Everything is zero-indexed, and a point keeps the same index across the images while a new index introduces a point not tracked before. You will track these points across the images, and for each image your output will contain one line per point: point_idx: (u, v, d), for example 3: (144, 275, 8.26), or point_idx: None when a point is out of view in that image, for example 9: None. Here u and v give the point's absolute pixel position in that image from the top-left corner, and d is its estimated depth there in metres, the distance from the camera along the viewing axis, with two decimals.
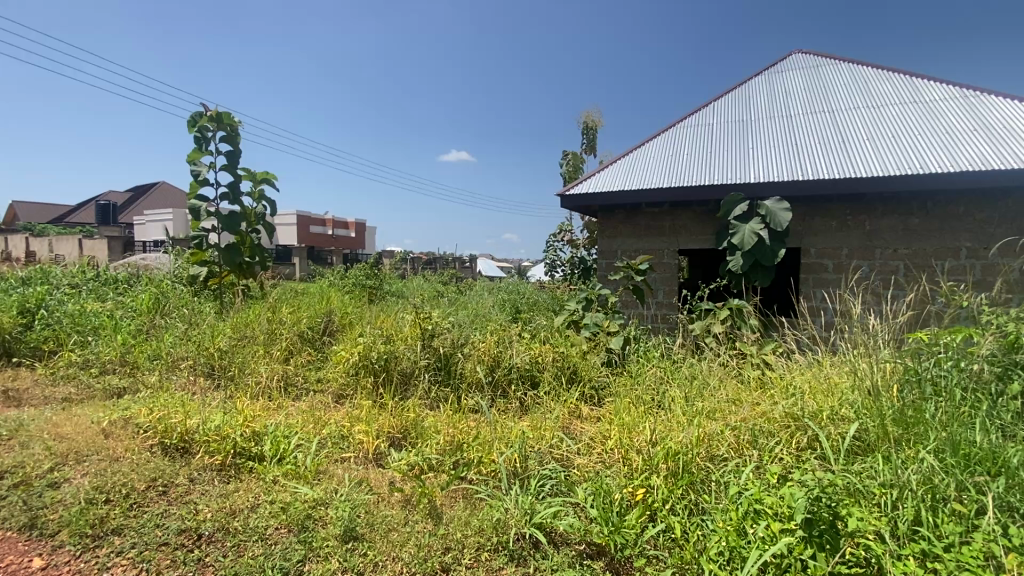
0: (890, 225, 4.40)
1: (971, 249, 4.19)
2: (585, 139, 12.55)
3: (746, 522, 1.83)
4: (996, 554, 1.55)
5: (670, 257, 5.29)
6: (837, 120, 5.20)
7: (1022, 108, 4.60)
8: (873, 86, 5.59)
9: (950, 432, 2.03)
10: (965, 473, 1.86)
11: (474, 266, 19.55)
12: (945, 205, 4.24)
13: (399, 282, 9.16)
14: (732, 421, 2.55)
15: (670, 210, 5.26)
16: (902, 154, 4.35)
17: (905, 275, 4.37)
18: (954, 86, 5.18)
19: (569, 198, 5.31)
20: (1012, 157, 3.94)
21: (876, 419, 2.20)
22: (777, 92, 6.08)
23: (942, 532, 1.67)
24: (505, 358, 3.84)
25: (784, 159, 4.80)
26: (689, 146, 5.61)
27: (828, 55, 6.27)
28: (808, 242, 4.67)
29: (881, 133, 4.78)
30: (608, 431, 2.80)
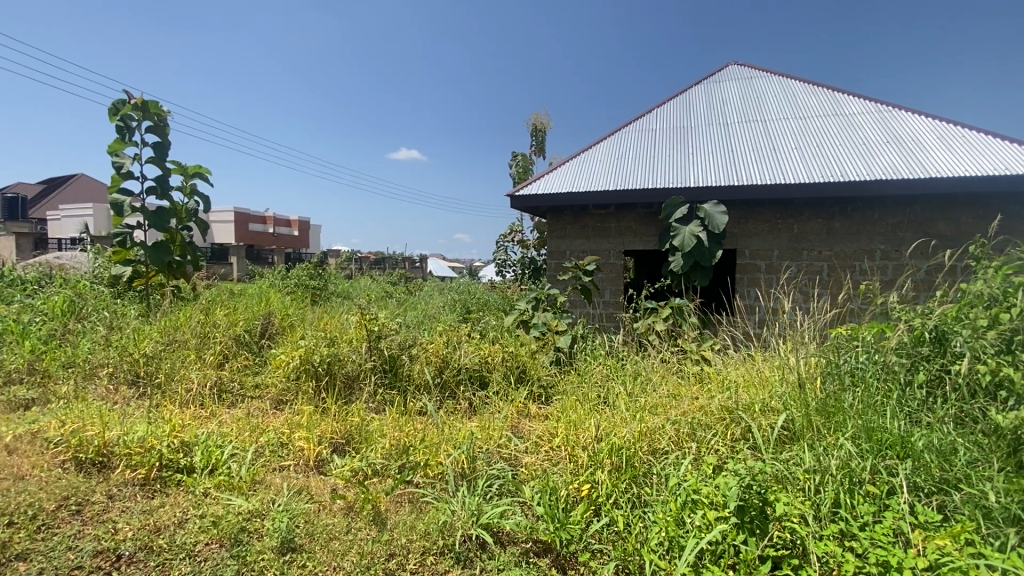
0: (815, 228, 4.72)
1: (884, 251, 4.56)
2: (535, 140, 12.68)
3: (684, 512, 1.91)
4: (904, 531, 1.71)
5: (617, 257, 5.43)
6: (769, 129, 5.52)
7: (926, 123, 5.07)
8: (800, 99, 5.98)
9: (865, 419, 2.19)
10: (878, 457, 2.02)
11: (424, 266, 19.29)
12: (862, 210, 4.60)
13: (344, 282, 8.87)
14: (673, 415, 2.66)
15: (616, 212, 5.41)
16: (826, 163, 4.67)
17: (828, 275, 4.70)
18: (869, 101, 5.63)
19: (519, 199, 5.33)
20: (920, 168, 4.32)
21: (802, 409, 2.36)
22: (715, 100, 6.38)
23: (858, 513, 1.81)
24: (454, 358, 3.81)
25: (722, 165, 5.04)
26: (634, 150, 5.79)
27: (761, 68, 6.66)
28: (743, 244, 4.93)
29: (807, 142, 5.12)
30: (555, 429, 2.83)
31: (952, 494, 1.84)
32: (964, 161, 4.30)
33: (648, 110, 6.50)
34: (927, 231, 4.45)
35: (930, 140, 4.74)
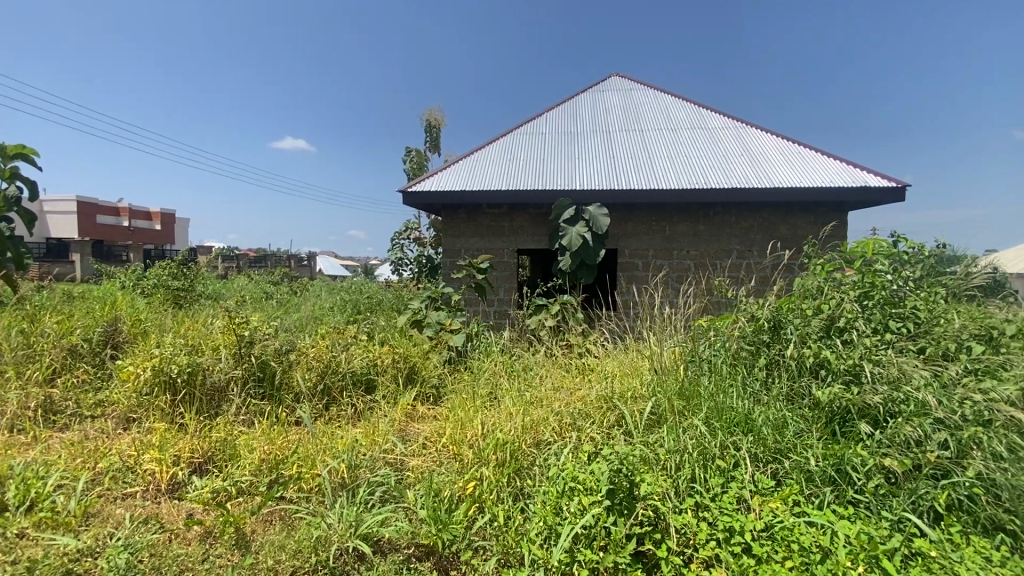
0: (684, 230, 5.21)
1: (739, 250, 5.16)
2: (429, 136, 12.50)
3: (562, 500, 1.99)
4: (745, 498, 1.94)
5: (511, 256, 5.54)
6: (646, 138, 5.99)
7: (771, 140, 5.83)
8: (671, 112, 6.57)
9: (717, 400, 2.46)
10: (726, 433, 2.27)
11: (313, 265, 18.11)
12: (721, 215, 5.16)
13: (216, 283, 8.03)
14: (556, 407, 2.77)
15: (509, 212, 5.51)
16: (693, 172, 5.17)
17: (695, 272, 5.21)
18: (727, 117, 6.34)
19: (411, 195, 5.21)
20: (766, 179, 4.96)
21: (666, 395, 2.58)
22: (599, 108, 6.78)
23: (710, 486, 2.03)
24: (337, 362, 3.61)
25: (605, 170, 5.36)
26: (526, 151, 5.94)
27: (639, 81, 7.19)
28: (623, 244, 5.29)
29: (678, 152, 5.64)
30: (442, 429, 2.80)
31: (783, 461, 2.13)
32: (799, 174, 5.01)
33: (538, 113, 6.71)
34: (771, 233, 5.12)
35: (774, 154, 5.46)
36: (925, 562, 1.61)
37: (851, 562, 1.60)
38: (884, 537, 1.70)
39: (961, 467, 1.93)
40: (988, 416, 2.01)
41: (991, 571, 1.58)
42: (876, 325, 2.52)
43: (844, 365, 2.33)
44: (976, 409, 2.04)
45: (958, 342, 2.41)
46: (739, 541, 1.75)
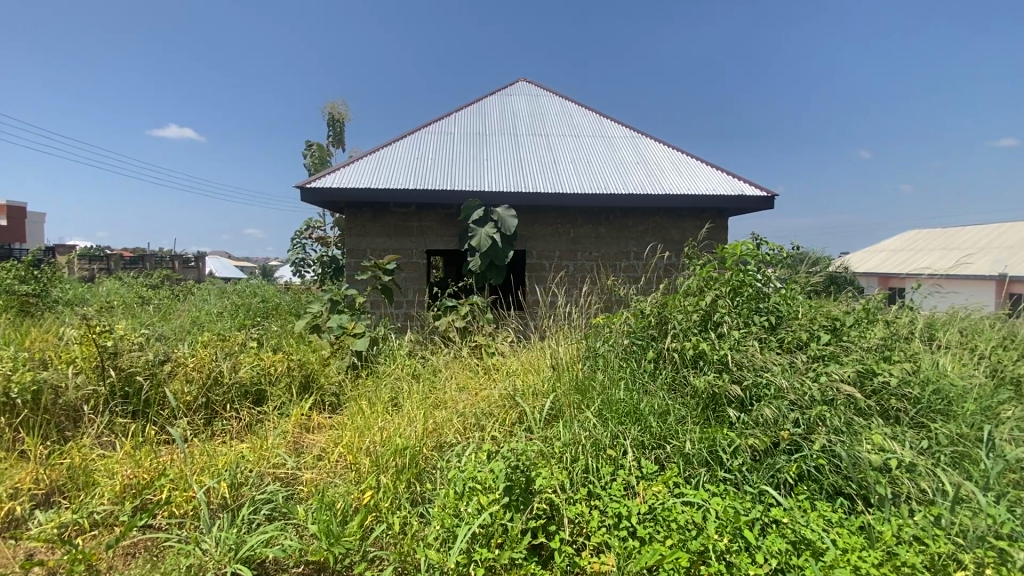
0: (586, 232, 5.45)
1: (636, 252, 5.50)
2: (333, 131, 11.93)
3: (461, 501, 1.99)
4: (632, 484, 2.07)
5: (419, 257, 5.44)
6: (551, 143, 6.17)
7: (663, 150, 6.28)
8: (574, 118, 6.84)
9: (609, 393, 2.59)
10: (617, 424, 2.41)
11: (201, 266, 16.49)
12: (620, 218, 5.47)
13: (77, 286, 7.04)
14: (459, 408, 2.77)
15: (416, 211, 5.41)
16: (594, 177, 5.43)
17: (596, 272, 5.47)
18: (625, 127, 6.73)
19: (310, 191, 4.92)
20: (659, 185, 5.33)
21: (564, 391, 2.68)
22: (506, 111, 6.88)
23: (601, 475, 2.14)
24: (223, 372, 3.32)
25: (512, 172, 5.45)
26: (433, 150, 5.86)
27: (545, 87, 7.40)
28: (530, 245, 5.41)
29: (581, 157, 5.88)
30: (339, 436, 2.68)
31: (667, 446, 2.30)
32: (687, 182, 5.45)
33: (446, 113, 6.66)
34: (663, 236, 5.52)
35: (666, 163, 5.88)
36: (780, 528, 1.81)
37: (719, 534, 1.75)
38: (747, 509, 1.89)
39: (809, 441, 2.21)
40: (829, 395, 2.33)
41: (830, 531, 1.81)
42: (744, 319, 2.81)
43: (717, 356, 2.57)
44: (820, 390, 2.35)
45: (809, 332, 2.76)
46: (626, 526, 1.85)
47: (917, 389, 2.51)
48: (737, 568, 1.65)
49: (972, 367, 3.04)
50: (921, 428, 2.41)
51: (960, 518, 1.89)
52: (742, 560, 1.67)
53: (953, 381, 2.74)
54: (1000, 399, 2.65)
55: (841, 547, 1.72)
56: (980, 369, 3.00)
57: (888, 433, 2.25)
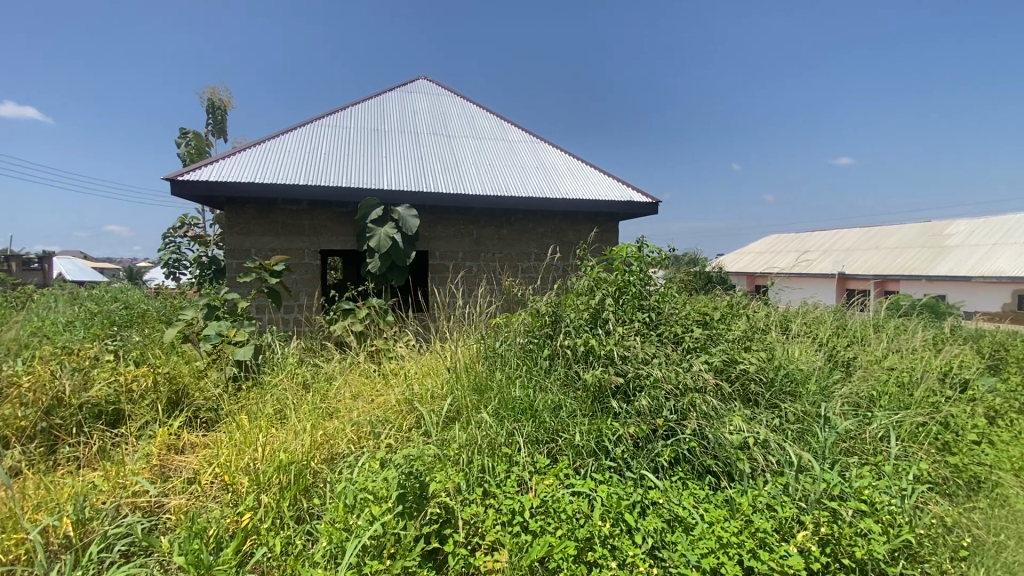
0: (488, 233, 5.50)
1: (536, 253, 5.67)
2: (212, 119, 10.85)
3: (351, 515, 1.91)
4: (524, 479, 2.13)
5: (312, 258, 5.14)
6: (452, 144, 6.14)
7: (561, 155, 6.53)
8: (475, 120, 6.88)
9: (506, 392, 2.64)
10: (512, 422, 2.46)
11: (46, 267, 14.14)
12: (520, 220, 5.59)
13: None
14: (352, 416, 2.66)
15: (308, 209, 5.09)
16: (495, 179, 5.49)
17: (500, 273, 5.55)
18: (525, 131, 6.90)
19: (181, 184, 4.42)
20: (557, 189, 5.54)
21: (461, 392, 2.67)
22: (406, 108, 6.72)
23: (496, 473, 2.17)
24: (69, 391, 2.88)
25: (412, 171, 5.33)
26: (327, 145, 5.55)
27: (446, 86, 7.34)
28: (432, 246, 5.33)
29: (482, 159, 5.92)
30: (215, 455, 2.44)
31: (559, 439, 2.40)
32: (582, 187, 5.73)
33: (341, 106, 6.35)
34: (561, 238, 5.75)
35: (563, 168, 6.13)
36: (657, 509, 1.97)
37: (603, 520, 1.86)
38: (629, 493, 2.03)
39: (682, 426, 2.42)
40: (699, 383, 2.58)
41: (699, 506, 2.01)
42: (629, 316, 3.02)
43: (604, 351, 2.74)
44: (693, 378, 2.60)
45: (685, 326, 3.03)
46: (519, 521, 1.88)
47: (771, 374, 2.86)
48: (619, 550, 1.75)
49: (814, 353, 3.53)
50: (775, 408, 2.75)
51: (803, 484, 2.18)
52: (623, 542, 1.78)
53: (799, 365, 3.17)
54: (833, 379, 3.11)
55: (708, 521, 1.91)
56: (819, 355, 3.49)
57: (747, 415, 2.54)
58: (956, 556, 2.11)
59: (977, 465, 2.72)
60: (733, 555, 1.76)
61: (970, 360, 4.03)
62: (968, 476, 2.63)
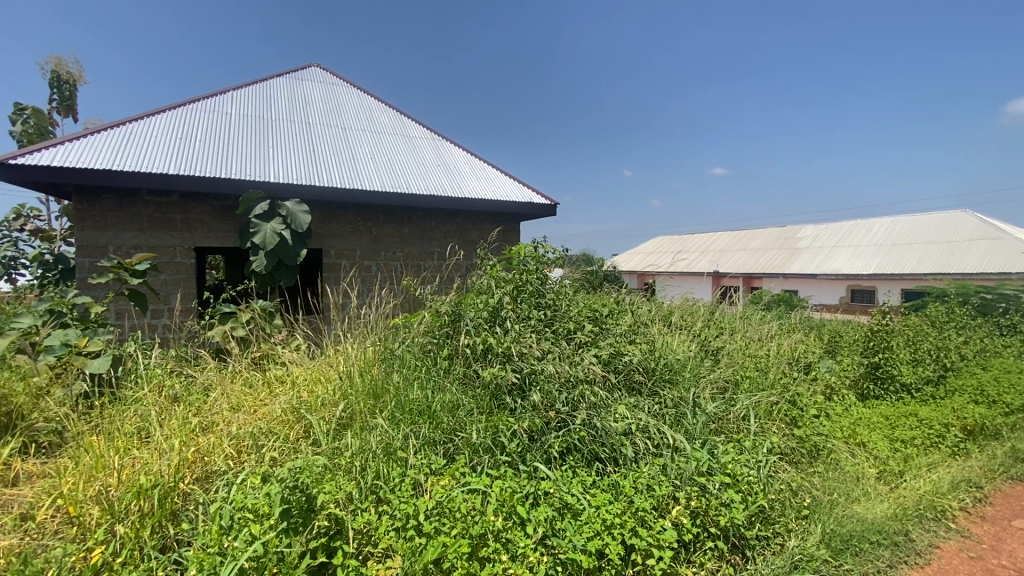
0: (388, 232, 5.34)
1: (440, 252, 5.63)
2: (57, 93, 9.32)
3: (226, 537, 1.75)
4: (420, 482, 2.10)
5: (186, 256, 4.63)
6: (348, 137, 5.87)
7: (462, 154, 6.51)
8: (373, 114, 6.64)
9: (402, 394, 2.58)
10: (408, 424, 2.41)
11: None
12: (421, 218, 5.51)
13: None
14: (231, 429, 2.44)
15: (180, 202, 4.57)
16: (394, 176, 5.35)
17: (401, 272, 5.43)
18: (426, 128, 6.78)
19: (13, 168, 3.76)
20: (458, 188, 5.53)
21: (355, 396, 2.56)
22: (296, 97, 6.29)
23: (391, 478, 2.12)
24: None
25: (303, 165, 5.01)
26: (203, 131, 5.02)
27: (341, 76, 6.98)
28: (327, 244, 5.05)
29: (380, 155, 5.73)
30: (57, 483, 2.11)
31: (456, 438, 2.40)
32: (484, 187, 5.78)
33: (220, 89, 5.77)
34: (464, 237, 5.75)
35: (464, 167, 6.14)
36: (548, 498, 2.05)
37: (496, 516, 1.90)
38: (523, 486, 2.09)
39: (573, 417, 2.55)
40: (588, 375, 2.74)
41: (586, 493, 2.12)
42: (525, 314, 3.11)
43: (501, 348, 2.78)
44: (582, 371, 2.76)
45: (578, 322, 3.19)
46: (414, 525, 1.84)
47: (652, 364, 3.12)
48: (512, 543, 1.80)
49: (690, 344, 3.88)
50: (656, 395, 3.00)
51: (678, 464, 2.40)
52: (516, 534, 1.83)
53: (677, 355, 3.47)
54: (705, 367, 3.45)
55: (594, 505, 2.03)
56: (694, 345, 3.85)
57: (631, 403, 2.74)
58: (800, 514, 2.45)
59: (816, 435, 3.18)
60: (617, 535, 1.89)
61: (812, 346, 4.69)
62: (809, 445, 3.07)
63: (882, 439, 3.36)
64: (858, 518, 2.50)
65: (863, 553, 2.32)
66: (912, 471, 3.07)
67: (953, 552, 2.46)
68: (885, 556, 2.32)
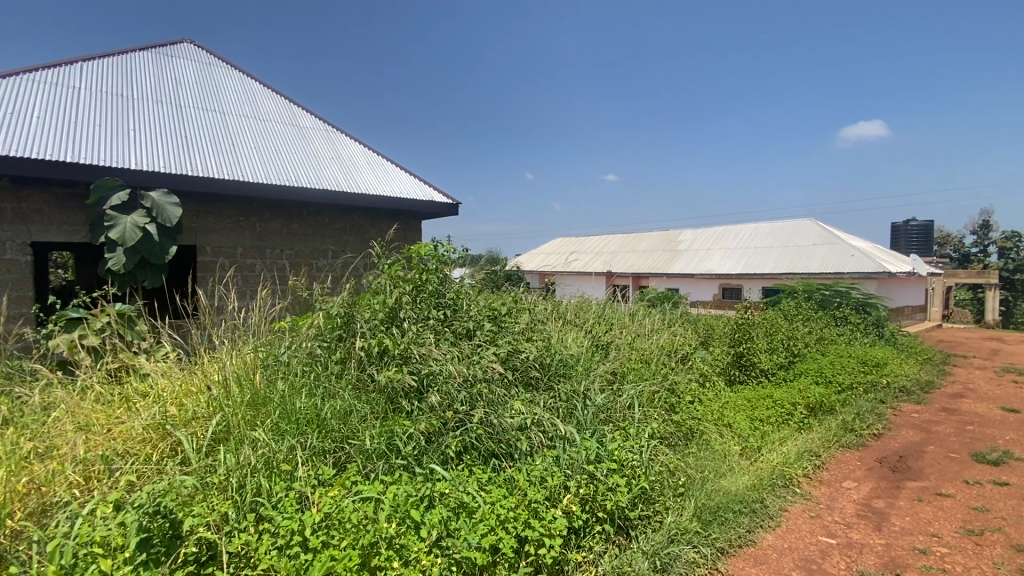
0: (274, 228, 4.97)
1: (334, 250, 5.36)
2: None
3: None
4: (305, 495, 1.97)
5: (19, 253, 3.92)
6: (227, 123, 5.35)
7: (358, 148, 6.24)
8: (259, 100, 6.12)
9: (287, 402, 2.40)
10: (294, 435, 2.26)
11: None
12: (313, 214, 5.20)
13: None
14: (77, 452, 2.12)
15: (10, 189, 3.87)
16: (281, 168, 4.98)
17: (289, 272, 5.07)
18: (318, 118, 6.40)
19: None
20: (353, 184, 5.29)
21: (233, 406, 2.34)
22: (165, 75, 5.60)
23: (273, 493, 1.97)
24: None
25: (172, 150, 4.49)
26: (41, 105, 4.29)
27: (219, 56, 6.35)
28: (202, 240, 4.57)
29: (265, 144, 5.30)
30: None
31: (347, 446, 2.30)
32: (381, 183, 5.60)
33: (65, 59, 4.96)
34: (361, 235, 5.53)
35: (361, 162, 5.88)
36: (443, 499, 2.04)
37: (388, 522, 1.85)
38: (418, 490, 2.06)
39: (470, 416, 2.57)
40: (486, 373, 2.79)
41: (481, 490, 2.15)
42: (423, 313, 3.08)
43: (397, 350, 2.72)
44: (480, 369, 2.79)
45: (477, 321, 3.22)
46: (297, 542, 1.73)
47: (547, 361, 3.24)
48: (405, 548, 1.75)
49: (583, 339, 4.09)
50: (550, 390, 3.14)
51: (570, 454, 2.52)
52: (409, 539, 1.79)
53: (571, 351, 3.64)
54: (596, 361, 3.66)
55: (489, 502, 2.06)
56: (587, 340, 4.06)
57: (527, 399, 2.84)
58: (676, 492, 2.69)
59: (691, 419, 3.52)
60: (511, 529, 1.94)
61: (690, 339, 5.18)
62: (684, 428, 3.40)
63: (745, 420, 3.80)
64: (724, 491, 2.81)
65: (728, 521, 2.60)
66: (767, 445, 3.52)
67: (798, 513, 2.86)
68: (746, 522, 2.64)
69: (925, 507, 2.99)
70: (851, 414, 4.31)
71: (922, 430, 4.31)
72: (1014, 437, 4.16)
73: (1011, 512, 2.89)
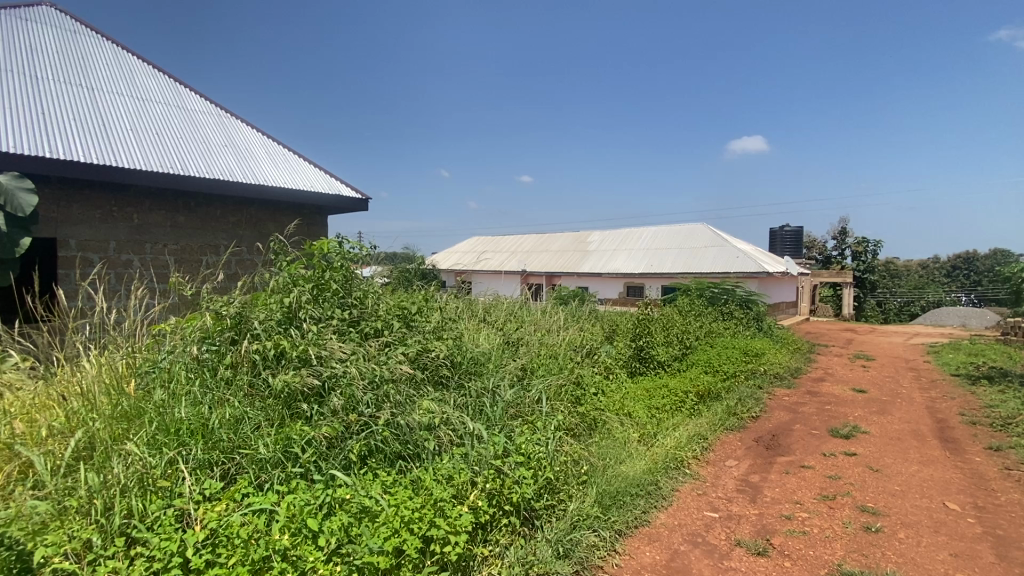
0: (156, 220, 4.49)
1: (227, 246, 4.94)
2: None
3: None
4: (187, 511, 1.81)
5: None
6: (95, 100, 4.73)
7: (256, 136, 5.80)
8: (136, 77, 5.46)
9: (166, 411, 2.19)
10: (175, 448, 2.07)
11: None
12: (203, 206, 4.77)
13: None
14: None
15: None
16: (164, 153, 4.50)
17: (173, 270, 4.60)
18: (207, 101, 5.84)
19: None
20: (250, 174, 4.92)
21: (101, 418, 2.09)
22: (13, 39, 4.81)
23: (148, 513, 1.79)
24: None
25: (24, 128, 3.88)
26: None
27: (85, 23, 5.57)
28: (65, 232, 4.01)
29: (144, 127, 4.76)
30: None
31: (237, 457, 2.15)
32: (282, 175, 5.26)
33: None
34: (259, 229, 5.16)
35: (259, 152, 5.47)
36: (344, 505, 1.98)
37: (281, 533, 1.75)
38: (316, 498, 1.98)
39: (375, 418, 2.51)
40: (393, 373, 2.74)
41: (385, 493, 2.11)
42: (326, 313, 2.95)
43: (295, 353, 2.59)
44: (386, 370, 2.73)
45: (385, 321, 3.14)
46: (177, 564, 1.59)
47: (457, 358, 3.25)
48: (301, 559, 1.67)
49: (494, 337, 4.15)
50: (460, 387, 3.15)
51: (477, 450, 2.55)
52: (306, 549, 1.71)
53: (481, 348, 3.67)
54: (506, 358, 3.74)
55: (393, 504, 2.03)
56: (498, 338, 4.12)
57: (435, 398, 2.83)
58: (580, 481, 2.82)
59: (595, 410, 3.73)
60: (415, 528, 1.93)
61: (595, 334, 5.44)
62: (588, 419, 3.59)
63: (643, 408, 4.09)
64: (623, 476, 3.00)
65: (625, 504, 2.79)
66: (663, 431, 3.80)
67: (686, 492, 3.13)
68: (641, 504, 2.84)
69: (791, 478, 3.41)
70: (733, 399, 4.79)
71: (790, 411, 4.91)
72: (860, 413, 4.88)
73: (856, 478, 3.39)
